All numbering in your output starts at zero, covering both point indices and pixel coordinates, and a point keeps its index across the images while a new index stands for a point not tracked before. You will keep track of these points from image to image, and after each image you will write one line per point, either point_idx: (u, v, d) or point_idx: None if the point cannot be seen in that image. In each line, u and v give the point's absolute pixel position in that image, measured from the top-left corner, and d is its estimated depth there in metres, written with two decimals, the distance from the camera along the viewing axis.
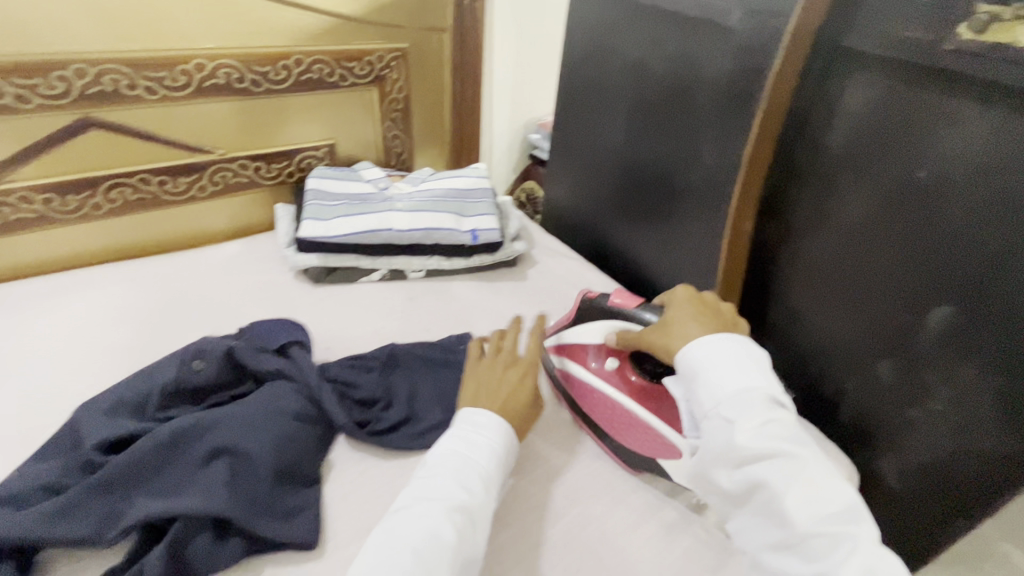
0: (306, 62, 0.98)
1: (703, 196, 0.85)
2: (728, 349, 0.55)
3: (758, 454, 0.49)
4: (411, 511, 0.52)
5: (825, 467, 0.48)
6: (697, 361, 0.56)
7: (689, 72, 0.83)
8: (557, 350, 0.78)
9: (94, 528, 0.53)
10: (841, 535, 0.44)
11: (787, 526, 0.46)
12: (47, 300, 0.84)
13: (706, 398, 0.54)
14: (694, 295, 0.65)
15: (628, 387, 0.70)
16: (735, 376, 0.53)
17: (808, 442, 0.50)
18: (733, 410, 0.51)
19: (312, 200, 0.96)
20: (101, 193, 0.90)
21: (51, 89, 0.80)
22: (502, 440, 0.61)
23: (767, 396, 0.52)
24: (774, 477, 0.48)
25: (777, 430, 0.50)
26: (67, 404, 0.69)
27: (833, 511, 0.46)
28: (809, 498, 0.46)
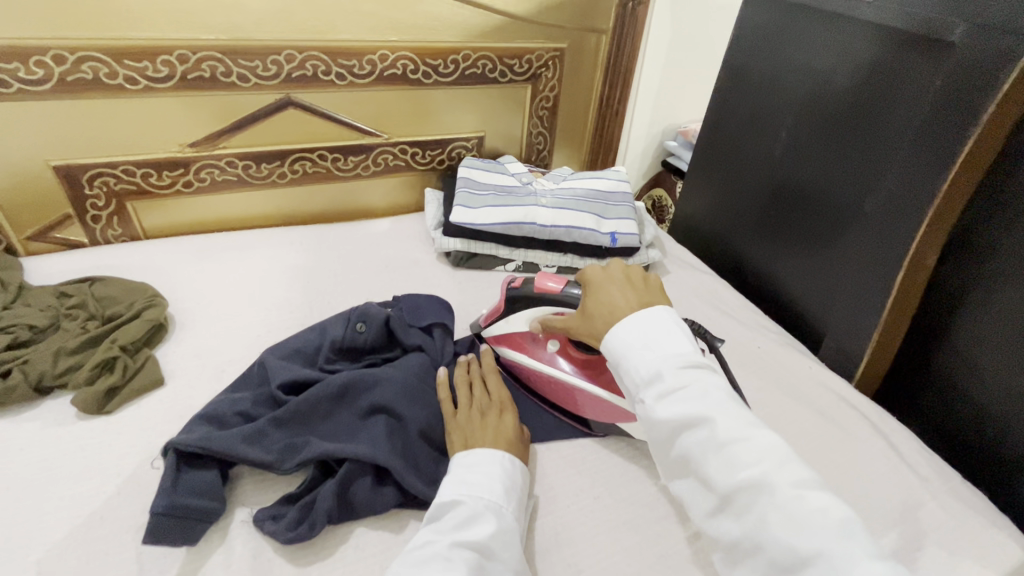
0: (473, 58, 1.04)
1: (876, 223, 0.79)
2: (646, 320, 0.54)
3: (676, 426, 0.47)
4: (431, 554, 0.50)
5: (742, 418, 0.46)
6: (614, 343, 0.54)
7: (883, 89, 0.76)
8: (493, 340, 0.79)
9: (276, 456, 0.60)
10: (761, 485, 0.42)
11: (713, 488, 0.44)
12: (237, 252, 0.97)
13: (632, 381, 0.52)
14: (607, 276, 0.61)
15: (572, 363, 0.73)
16: (653, 351, 0.52)
17: (727, 398, 0.47)
18: (653, 385, 0.50)
19: (463, 188, 1.02)
20: (287, 164, 1.02)
21: (266, 71, 0.91)
22: (503, 474, 0.59)
23: (686, 363, 0.50)
24: (696, 443, 0.46)
25: (691, 393, 0.48)
26: (250, 344, 0.80)
27: (751, 461, 0.43)
28: (728, 457, 0.44)
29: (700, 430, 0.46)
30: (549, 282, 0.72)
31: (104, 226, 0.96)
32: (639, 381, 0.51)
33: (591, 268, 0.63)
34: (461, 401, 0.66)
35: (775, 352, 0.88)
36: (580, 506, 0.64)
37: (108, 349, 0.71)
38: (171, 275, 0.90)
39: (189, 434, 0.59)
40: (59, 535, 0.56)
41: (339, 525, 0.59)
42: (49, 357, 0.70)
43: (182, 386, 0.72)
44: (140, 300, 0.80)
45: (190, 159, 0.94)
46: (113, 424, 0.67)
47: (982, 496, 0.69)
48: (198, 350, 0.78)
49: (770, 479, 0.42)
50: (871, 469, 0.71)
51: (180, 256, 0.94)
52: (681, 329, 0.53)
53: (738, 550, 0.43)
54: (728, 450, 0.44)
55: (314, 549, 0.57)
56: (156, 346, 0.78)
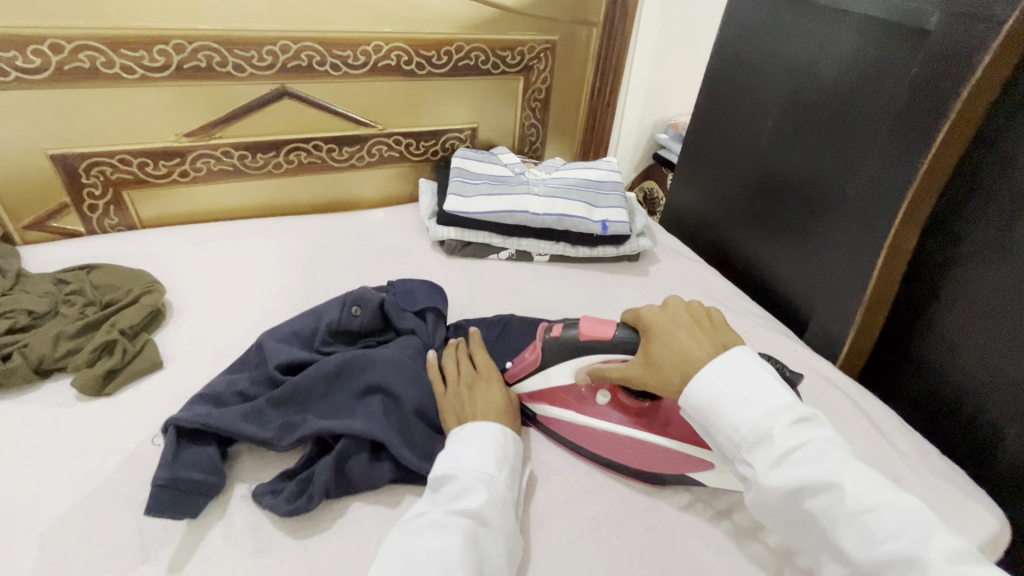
0: (466, 49, 1.06)
1: (858, 210, 0.81)
2: (737, 374, 0.56)
3: (797, 491, 0.50)
4: (424, 524, 0.52)
5: (869, 479, 0.49)
6: (703, 396, 0.56)
7: (864, 79, 0.78)
8: (530, 399, 0.71)
9: (275, 433, 0.62)
10: (907, 558, 0.44)
11: (851, 561, 0.47)
12: (234, 241, 0.98)
13: (730, 439, 0.54)
14: (674, 322, 0.62)
15: (625, 414, 0.67)
16: (754, 408, 0.54)
17: (845, 458, 0.50)
18: (760, 447, 0.52)
19: (456, 177, 1.03)
20: (283, 154, 1.03)
21: (261, 61, 0.92)
22: (494, 445, 0.60)
23: (791, 420, 0.52)
24: (822, 508, 0.49)
25: (810, 456, 0.50)
26: (248, 329, 0.81)
27: (890, 531, 0.46)
28: (862, 526, 0.47)
29: (826, 495, 0.49)
30: (598, 328, 0.65)
31: (101, 216, 0.97)
32: (744, 441, 0.53)
33: (648, 307, 0.65)
34: (451, 379, 0.68)
35: (762, 336, 0.90)
36: (571, 481, 0.66)
37: (107, 333, 0.72)
38: (168, 263, 0.92)
39: (190, 412, 0.61)
40: (63, 510, 0.57)
41: (336, 500, 0.60)
42: (50, 340, 0.71)
43: (181, 369, 0.74)
44: (138, 287, 0.81)
45: (186, 148, 0.95)
46: (114, 406, 0.68)
47: (959, 470, 0.72)
48: (196, 335, 0.79)
49: (916, 552, 0.44)
50: (853, 446, 0.74)
51: (177, 244, 0.96)
52: (774, 379, 0.56)
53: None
54: (862, 517, 0.47)
55: (312, 523, 0.58)
56: (155, 331, 0.79)
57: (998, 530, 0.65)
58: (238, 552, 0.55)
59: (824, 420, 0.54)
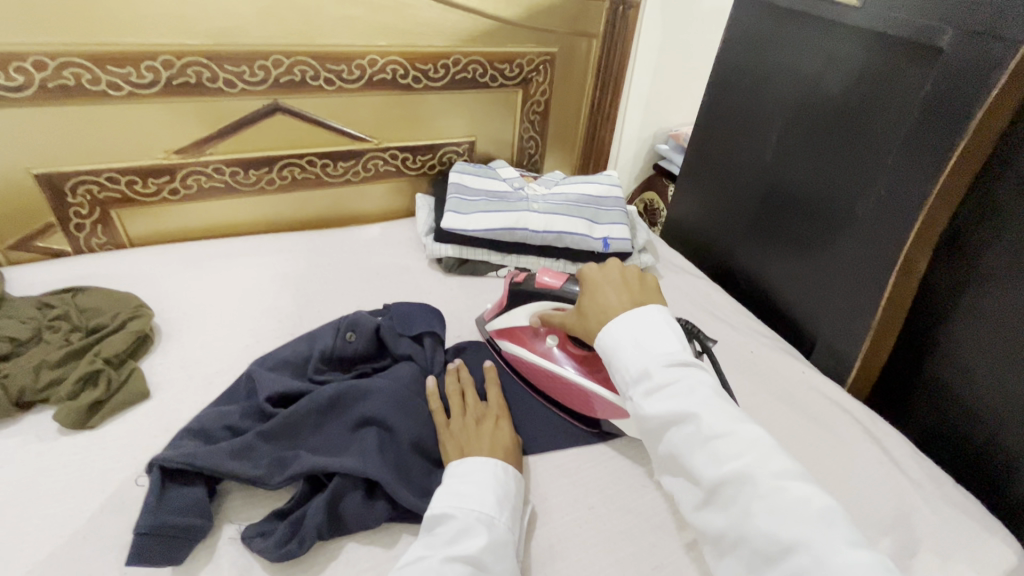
0: (463, 62, 1.03)
1: (867, 228, 0.79)
2: (636, 322, 0.56)
3: (664, 421, 0.49)
4: (419, 569, 0.49)
5: (729, 414, 0.48)
6: (607, 342, 0.56)
7: (871, 94, 0.76)
8: (496, 334, 0.81)
9: (266, 471, 0.59)
10: (744, 477, 0.44)
11: (699, 482, 0.46)
12: (225, 260, 0.95)
13: (622, 378, 0.54)
14: (605, 278, 0.62)
15: (571, 358, 0.74)
16: (642, 350, 0.54)
17: (714, 394, 0.49)
18: (641, 382, 0.52)
19: (454, 193, 1.01)
20: (276, 170, 1.00)
21: (253, 76, 0.90)
22: (495, 483, 0.58)
23: (675, 362, 0.51)
24: (682, 438, 0.48)
25: (680, 391, 0.49)
26: (239, 354, 0.78)
27: (735, 454, 0.45)
28: (713, 451, 0.46)
29: (687, 425, 0.48)
30: (552, 279, 0.75)
31: (88, 235, 0.94)
32: (629, 378, 0.53)
33: (587, 267, 0.65)
34: (454, 411, 0.66)
35: (768, 357, 0.88)
36: (574, 517, 0.63)
37: (91, 362, 0.70)
38: (157, 284, 0.89)
39: (175, 451, 0.58)
40: (41, 555, 0.54)
41: (328, 541, 0.57)
42: (31, 370, 0.69)
43: (168, 399, 0.71)
44: (125, 311, 0.78)
45: (176, 165, 0.93)
46: (97, 439, 0.65)
47: (975, 500, 0.69)
48: (185, 362, 0.76)
49: (753, 471, 0.44)
50: (864, 473, 0.71)
51: (166, 264, 0.93)
52: (674, 329, 0.55)
53: (723, 542, 0.44)
54: (714, 444, 0.46)
55: (304, 567, 0.55)
56: (142, 357, 0.76)
57: (1018, 565, 0.63)
58: None
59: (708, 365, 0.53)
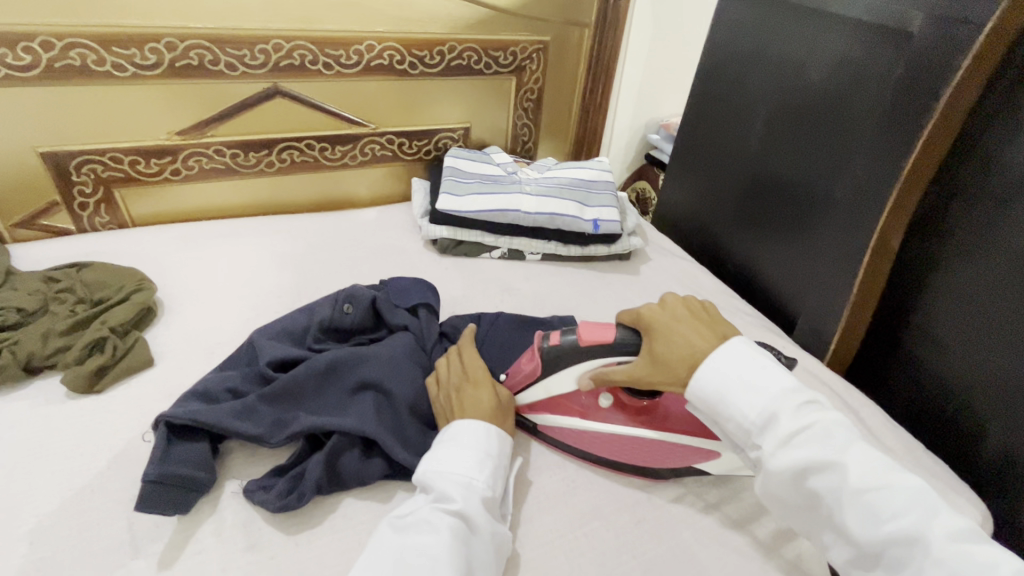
0: (458, 49, 1.06)
1: (844, 208, 0.82)
2: (739, 362, 0.57)
3: (804, 472, 0.51)
4: (409, 522, 0.53)
5: (871, 462, 0.51)
6: (709, 383, 0.57)
7: (851, 79, 0.80)
8: (529, 410, 0.70)
9: (267, 430, 0.62)
10: (912, 537, 0.47)
11: (854, 539, 0.49)
12: (226, 240, 0.98)
13: (740, 424, 0.55)
14: (681, 316, 0.62)
15: (628, 415, 0.67)
16: (759, 392, 0.55)
17: (851, 441, 0.52)
18: (770, 431, 0.53)
19: (448, 176, 1.04)
20: (275, 153, 1.03)
21: (254, 60, 0.93)
22: (480, 443, 0.60)
23: (797, 404, 0.54)
24: (828, 489, 0.50)
25: (815, 440, 0.52)
26: (239, 326, 0.81)
27: (895, 513, 0.48)
28: (866, 507, 0.49)
29: (831, 476, 0.50)
30: (597, 333, 0.62)
31: (92, 214, 0.96)
32: (753, 428, 0.54)
33: (649, 304, 0.65)
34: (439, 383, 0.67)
35: (751, 334, 0.92)
36: (562, 477, 0.67)
37: (98, 331, 0.72)
38: (160, 261, 0.91)
39: (180, 408, 0.61)
40: (53, 506, 0.57)
41: (328, 495, 0.61)
42: (39, 337, 0.71)
43: (172, 367, 0.74)
44: (130, 284, 0.81)
45: (179, 146, 0.95)
46: (105, 402, 0.68)
47: (943, 466, 0.73)
48: (188, 333, 0.79)
49: (922, 532, 0.47)
50: None
51: (168, 243, 0.96)
52: (776, 365, 0.57)
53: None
54: (866, 496, 0.49)
55: (304, 518, 0.58)
56: (145, 328, 0.79)
57: (979, 523, 0.66)
58: (228, 547, 0.55)
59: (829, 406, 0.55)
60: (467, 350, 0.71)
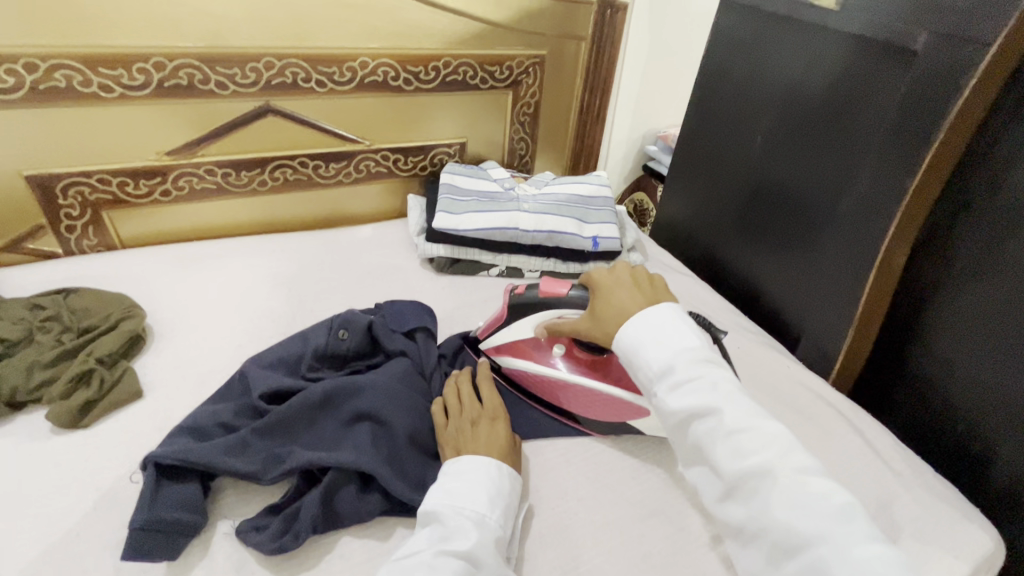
0: (453, 65, 1.05)
1: (847, 224, 0.81)
2: (654, 319, 0.58)
3: (688, 415, 0.52)
4: (412, 563, 0.50)
5: (751, 410, 0.51)
6: (627, 339, 0.59)
7: (852, 95, 0.79)
8: (494, 351, 0.77)
9: (259, 466, 0.60)
10: (765, 472, 0.47)
11: (720, 475, 0.50)
12: (217, 261, 0.96)
13: (644, 374, 0.57)
14: (622, 279, 0.65)
15: (579, 365, 0.72)
16: (664, 345, 0.56)
17: (735, 392, 0.52)
18: (665, 377, 0.55)
19: (445, 194, 1.02)
20: (268, 171, 1.01)
21: (245, 78, 0.91)
22: (489, 482, 0.59)
23: (699, 358, 0.55)
24: (707, 432, 0.51)
25: (702, 385, 0.53)
26: (231, 353, 0.79)
27: (757, 450, 0.48)
28: (736, 446, 0.49)
29: (710, 419, 0.51)
30: (556, 287, 0.71)
31: (79, 237, 0.94)
32: (653, 373, 0.56)
33: (598, 270, 0.68)
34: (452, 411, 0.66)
35: (754, 352, 0.90)
36: (566, 509, 0.64)
37: (84, 362, 0.70)
38: (149, 285, 0.89)
39: (169, 447, 0.59)
40: (34, 553, 0.54)
41: (323, 535, 0.58)
42: (23, 370, 0.69)
43: (162, 398, 0.71)
44: (118, 311, 0.79)
45: (168, 167, 0.93)
46: (91, 438, 0.66)
47: (955, 491, 0.71)
48: (178, 361, 0.77)
49: (774, 467, 0.47)
50: (847, 464, 0.73)
51: (158, 265, 0.93)
52: (692, 327, 0.58)
53: (745, 532, 0.48)
54: (738, 438, 0.49)
55: (298, 560, 0.56)
56: (134, 357, 0.76)
57: (993, 551, 0.65)
58: None
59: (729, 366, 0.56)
60: (483, 382, 0.71)
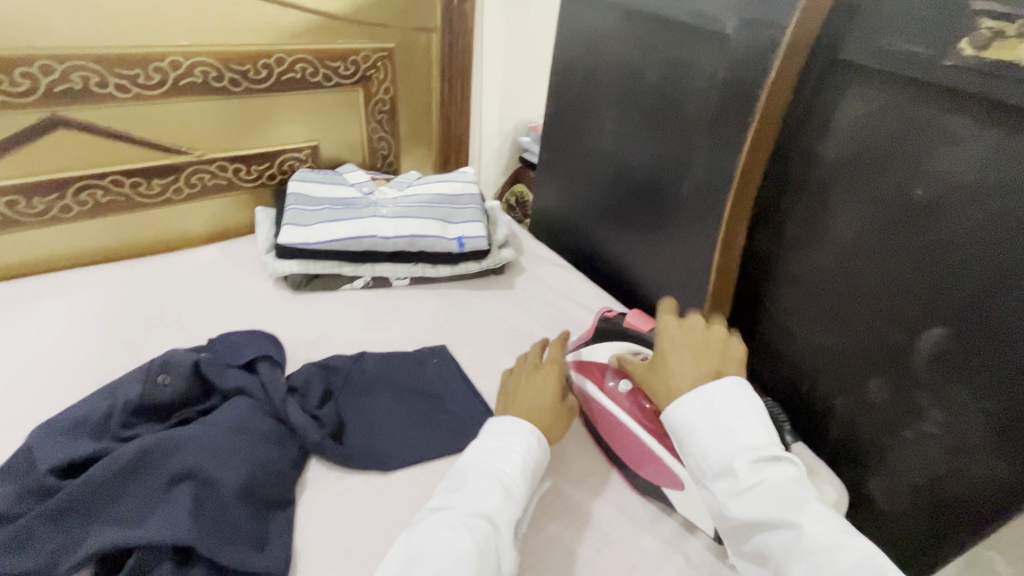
0: (288, 61, 0.95)
1: (691, 206, 0.84)
2: (716, 402, 0.54)
3: (756, 526, 0.48)
4: (435, 523, 0.51)
5: (830, 522, 0.47)
6: (680, 420, 0.54)
7: (682, 80, 0.81)
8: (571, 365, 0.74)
9: (48, 558, 0.50)
10: None
11: None
12: (10, 308, 0.80)
13: (699, 466, 0.53)
14: (693, 338, 0.59)
15: (641, 411, 0.65)
16: (721, 437, 0.52)
17: (807, 497, 0.48)
18: (723, 479, 0.50)
19: (293, 205, 0.94)
20: (70, 195, 0.86)
21: (15, 86, 0.76)
22: (527, 449, 0.58)
23: (760, 457, 0.50)
24: (779, 545, 0.47)
25: (767, 493, 0.49)
26: (24, 419, 0.66)
27: (842, 572, 0.44)
28: (817, 566, 0.45)
29: (784, 532, 0.47)
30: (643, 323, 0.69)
31: None
32: (710, 470, 0.52)
33: (672, 321, 0.61)
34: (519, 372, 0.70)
35: None
36: None
37: None
38: None
39: None
40: None
41: None
42: None
43: None
44: None
45: None
46: None
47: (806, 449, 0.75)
48: None
49: None
50: None
51: None
52: (758, 413, 0.53)
53: None
54: (819, 556, 0.45)
55: None
56: None
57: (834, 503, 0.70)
58: None
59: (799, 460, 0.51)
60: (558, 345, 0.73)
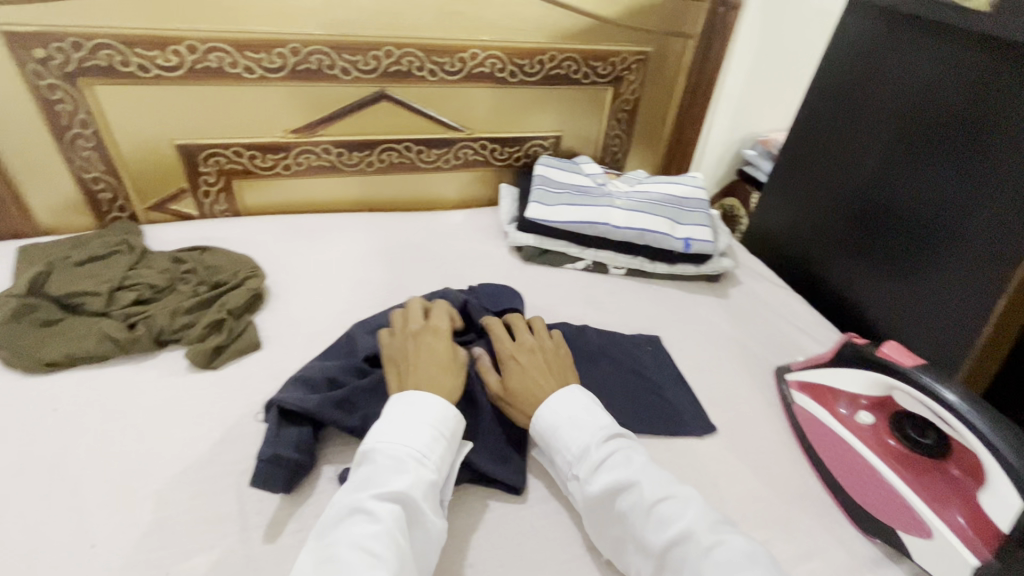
0: (559, 59, 1.07)
1: (974, 246, 0.77)
2: (567, 402, 0.63)
3: (610, 492, 0.55)
4: (350, 512, 0.51)
5: (659, 477, 0.56)
6: (546, 418, 0.62)
7: (995, 107, 0.73)
8: (795, 385, 0.77)
9: (361, 422, 0.65)
10: (688, 536, 0.51)
11: (650, 551, 0.52)
12: (325, 233, 1.04)
13: (563, 458, 0.60)
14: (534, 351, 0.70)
15: (882, 447, 0.66)
16: (578, 426, 0.61)
17: (645, 464, 0.58)
18: (584, 460, 0.58)
19: (539, 185, 1.04)
20: (376, 153, 1.08)
21: (366, 65, 0.98)
22: (430, 422, 0.58)
23: (607, 435, 0.60)
24: (630, 505, 0.54)
25: (619, 462, 0.57)
26: (335, 317, 0.86)
27: (677, 516, 0.53)
28: (659, 516, 0.53)
29: (632, 492, 0.55)
30: (901, 356, 0.64)
31: (212, 202, 1.05)
32: (573, 458, 0.59)
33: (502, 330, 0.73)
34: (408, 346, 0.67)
35: None
36: None
37: (217, 313, 0.80)
38: (267, 249, 0.98)
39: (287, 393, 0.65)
40: (174, 471, 0.63)
41: None
42: (168, 314, 0.78)
43: (277, 352, 0.79)
44: (243, 270, 0.88)
45: (292, 143, 1.02)
46: (218, 378, 0.74)
47: None
48: (291, 319, 0.85)
49: (694, 530, 0.51)
50: None
51: (274, 232, 1.03)
52: (598, 407, 0.64)
53: None
54: (658, 509, 0.53)
55: None
56: (255, 314, 0.85)
57: None
58: None
59: (632, 437, 0.62)
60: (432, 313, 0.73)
